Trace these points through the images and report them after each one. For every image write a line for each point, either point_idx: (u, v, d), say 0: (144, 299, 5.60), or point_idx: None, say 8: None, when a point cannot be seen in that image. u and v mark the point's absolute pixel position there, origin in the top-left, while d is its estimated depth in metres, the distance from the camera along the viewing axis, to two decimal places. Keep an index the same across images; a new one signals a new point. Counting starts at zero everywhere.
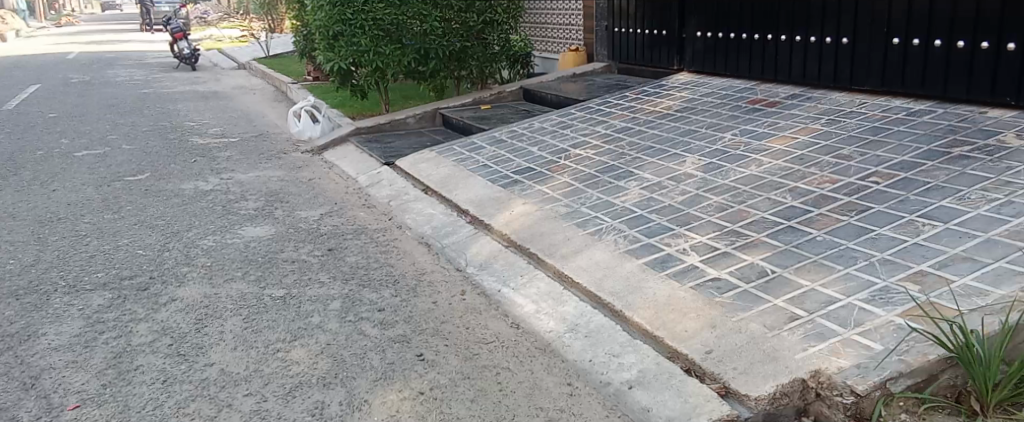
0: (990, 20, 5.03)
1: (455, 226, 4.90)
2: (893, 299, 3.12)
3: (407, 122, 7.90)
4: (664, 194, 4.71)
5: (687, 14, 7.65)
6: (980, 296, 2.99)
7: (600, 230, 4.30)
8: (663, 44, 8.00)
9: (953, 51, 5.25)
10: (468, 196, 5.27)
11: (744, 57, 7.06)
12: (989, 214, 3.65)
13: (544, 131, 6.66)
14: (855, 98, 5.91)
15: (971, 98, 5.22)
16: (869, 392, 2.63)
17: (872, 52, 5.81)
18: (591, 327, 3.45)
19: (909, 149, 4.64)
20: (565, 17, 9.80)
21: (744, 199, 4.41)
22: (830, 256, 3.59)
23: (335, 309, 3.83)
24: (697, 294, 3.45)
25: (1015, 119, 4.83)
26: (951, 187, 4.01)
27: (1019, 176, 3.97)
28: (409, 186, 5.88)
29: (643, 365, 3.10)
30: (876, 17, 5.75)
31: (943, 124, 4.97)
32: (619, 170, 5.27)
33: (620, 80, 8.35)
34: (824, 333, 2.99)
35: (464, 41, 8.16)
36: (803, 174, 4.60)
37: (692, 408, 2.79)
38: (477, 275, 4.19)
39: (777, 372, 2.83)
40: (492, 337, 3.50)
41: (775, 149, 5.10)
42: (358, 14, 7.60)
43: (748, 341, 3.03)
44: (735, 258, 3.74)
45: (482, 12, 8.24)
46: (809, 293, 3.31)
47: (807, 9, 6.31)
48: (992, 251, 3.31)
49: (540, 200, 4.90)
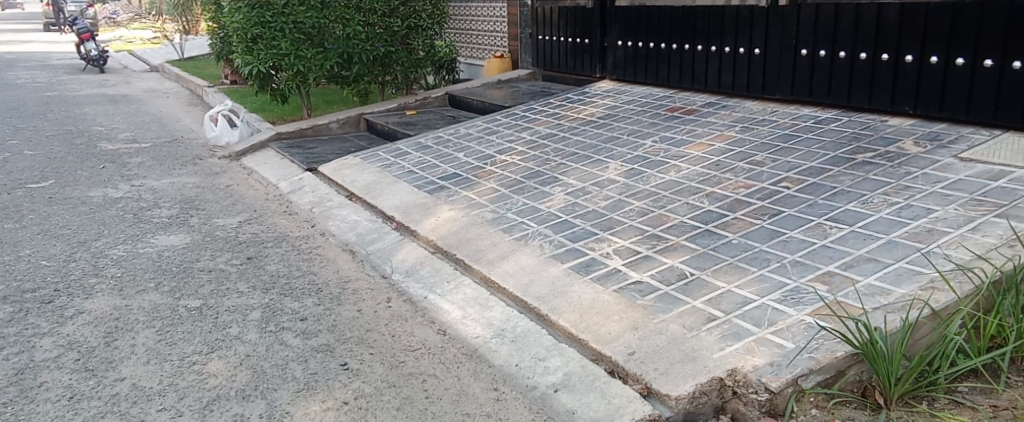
0: (888, 32, 5.27)
1: (380, 232, 4.86)
2: (803, 299, 3.25)
3: (330, 127, 7.78)
4: (588, 200, 4.78)
5: (609, 24, 7.79)
6: (882, 295, 3.15)
7: (525, 235, 4.33)
8: (585, 52, 8.13)
9: (857, 62, 5.51)
10: (393, 202, 5.23)
11: (663, 66, 7.24)
12: (890, 216, 3.84)
13: (469, 137, 6.67)
14: (768, 106, 6.14)
15: (873, 106, 5.47)
16: (781, 389, 2.73)
17: (782, 62, 6.05)
18: (517, 332, 3.47)
19: (818, 156, 4.84)
20: (489, 24, 9.85)
21: (665, 204, 4.52)
22: (745, 259, 3.71)
23: (255, 319, 3.74)
24: (620, 297, 3.51)
25: (914, 127, 5.08)
26: (856, 192, 4.21)
27: (918, 181, 4.19)
28: (332, 192, 5.79)
29: (568, 368, 3.14)
30: (785, 29, 5.99)
31: (848, 131, 5.20)
32: (544, 176, 5.32)
33: (545, 87, 8.44)
34: (739, 333, 3.09)
35: (388, 46, 8.10)
36: (720, 180, 4.75)
37: (616, 409, 2.85)
38: (403, 282, 4.16)
39: (696, 372, 2.90)
40: (418, 345, 3.48)
41: (693, 156, 5.24)
42: (278, 16, 7.50)
43: (668, 342, 3.11)
44: (655, 262, 3.83)
45: (406, 17, 8.18)
46: (726, 294, 3.42)
47: (721, 21, 6.52)
48: (894, 252, 3.49)
49: (466, 206, 4.90)
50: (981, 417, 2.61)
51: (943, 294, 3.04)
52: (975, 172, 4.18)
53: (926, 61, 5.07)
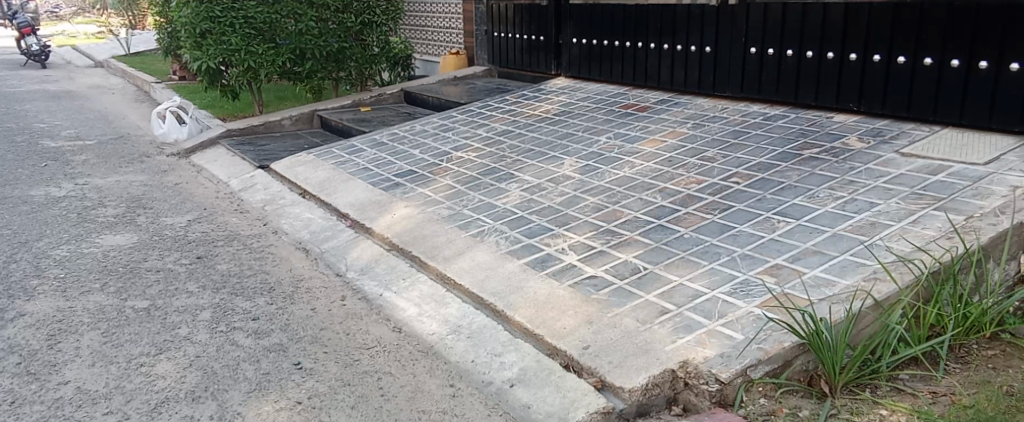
0: (833, 32, 5.39)
1: (335, 230, 4.82)
2: (752, 292, 3.32)
3: (282, 124, 7.68)
4: (543, 196, 4.81)
5: (563, 21, 7.82)
6: (827, 286, 3.23)
7: (481, 232, 4.34)
8: (541, 49, 8.16)
9: (803, 60, 5.63)
10: (348, 199, 5.18)
11: (617, 63, 7.30)
12: (835, 210, 3.94)
13: (425, 134, 6.64)
14: (718, 103, 6.24)
15: (819, 103, 5.60)
16: (731, 380, 2.79)
17: (732, 60, 6.16)
18: (473, 328, 3.47)
19: (766, 152, 4.94)
20: (444, 21, 9.82)
21: (619, 200, 4.57)
22: (696, 253, 3.77)
23: (205, 319, 3.67)
24: (575, 292, 3.54)
25: (859, 123, 5.21)
26: (802, 186, 4.31)
27: (861, 176, 4.31)
28: (285, 190, 5.71)
29: (524, 363, 3.16)
30: (735, 28, 6.09)
31: (795, 127, 5.32)
32: (499, 173, 5.33)
33: (501, 84, 8.45)
34: (691, 325, 3.14)
35: (342, 42, 8.00)
36: (672, 175, 4.81)
37: (571, 403, 2.87)
38: (358, 280, 4.13)
39: (649, 364, 2.94)
40: (373, 342, 3.46)
41: (646, 152, 5.30)
42: (227, 11, 7.37)
43: (622, 336, 3.14)
44: (610, 257, 3.87)
45: (360, 13, 8.10)
46: (677, 288, 3.47)
47: (672, 19, 6.60)
48: (838, 245, 3.58)
49: (422, 203, 4.89)
50: (921, 403, 2.70)
51: (885, 285, 3.13)
52: (916, 166, 4.30)
53: (870, 59, 5.20)
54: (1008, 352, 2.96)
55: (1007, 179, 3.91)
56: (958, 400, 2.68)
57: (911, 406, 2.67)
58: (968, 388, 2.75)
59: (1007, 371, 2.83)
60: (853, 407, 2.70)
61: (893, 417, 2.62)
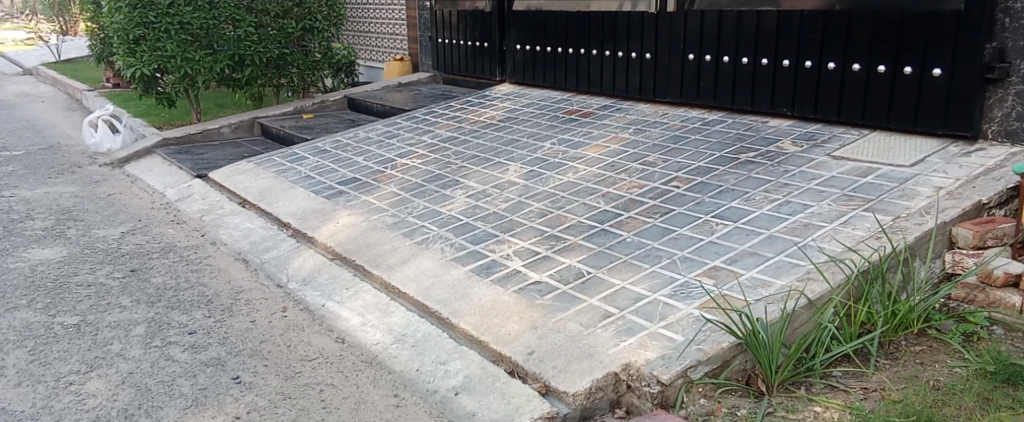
0: (766, 39, 5.52)
1: (275, 240, 4.73)
2: (692, 294, 3.38)
3: (221, 132, 7.53)
4: (488, 202, 4.81)
5: (507, 28, 7.86)
6: (763, 287, 3.31)
7: (426, 239, 4.32)
8: (484, 56, 8.17)
9: (739, 66, 5.75)
10: (289, 208, 5.10)
11: (560, 69, 7.36)
12: (770, 212, 4.04)
13: (369, 141, 6.58)
14: (659, 109, 6.34)
15: (755, 109, 5.74)
16: (672, 381, 2.82)
17: (671, 66, 6.27)
18: (418, 337, 3.45)
19: (705, 156, 5.04)
20: (388, 27, 9.78)
21: (563, 205, 4.60)
22: (638, 256, 3.82)
23: (139, 334, 3.57)
24: (519, 297, 3.56)
25: (793, 127, 5.35)
26: (740, 190, 4.40)
27: (795, 178, 4.42)
28: (224, 199, 5.60)
29: (469, 371, 3.15)
30: (673, 35, 6.20)
31: (733, 132, 5.44)
32: (444, 179, 5.32)
33: (446, 90, 8.43)
34: (633, 328, 3.18)
35: (283, 48, 7.88)
36: (615, 180, 4.87)
37: (515, 409, 2.87)
38: (300, 291, 4.06)
39: (592, 368, 2.97)
40: (315, 354, 3.41)
41: (589, 157, 5.36)
42: (162, 17, 7.20)
43: (567, 340, 3.16)
44: (554, 261, 3.90)
45: (301, 19, 7.96)
46: (620, 291, 3.51)
47: (614, 26, 6.69)
48: (773, 246, 3.67)
49: (365, 211, 4.84)
50: (853, 399, 2.78)
51: (817, 284, 3.23)
52: (847, 169, 4.44)
53: (801, 65, 5.35)
54: (934, 347, 3.06)
55: (932, 180, 4.06)
56: (887, 395, 2.77)
57: (844, 402, 2.75)
58: (898, 383, 2.84)
59: (934, 366, 2.93)
60: (789, 405, 2.76)
61: (826, 413, 2.70)
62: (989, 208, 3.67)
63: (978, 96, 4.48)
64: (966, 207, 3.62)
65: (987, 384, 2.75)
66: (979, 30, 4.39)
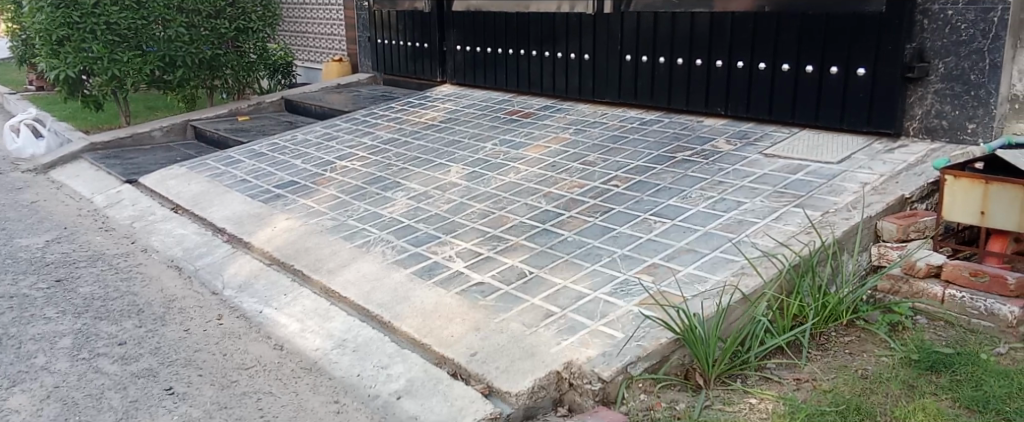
0: (700, 40, 5.63)
1: (210, 246, 4.62)
2: (631, 291, 3.43)
3: (152, 136, 7.32)
4: (430, 203, 4.79)
5: (446, 28, 7.84)
6: (700, 282, 3.38)
7: (366, 242, 4.28)
8: (424, 57, 8.13)
9: (674, 67, 5.85)
10: (224, 213, 4.99)
11: (501, 70, 7.38)
12: (706, 209, 4.12)
13: (307, 144, 6.48)
14: (598, 109, 6.41)
15: (690, 109, 5.84)
16: (613, 378, 2.85)
17: (610, 67, 6.35)
18: (359, 341, 3.40)
19: (644, 155, 5.11)
20: (327, 27, 9.79)
21: (504, 206, 4.61)
22: (579, 255, 3.86)
23: (65, 346, 3.45)
24: (462, 298, 3.55)
25: (727, 126, 5.47)
26: (676, 188, 4.48)
27: (729, 176, 4.52)
28: (155, 205, 5.43)
29: (411, 374, 3.12)
30: (611, 36, 6.29)
31: (670, 132, 5.53)
32: (385, 181, 5.27)
33: (386, 91, 8.36)
34: (574, 326, 3.21)
35: (216, 48, 7.67)
36: (556, 180, 4.90)
37: (458, 411, 2.85)
38: (236, 297, 3.97)
39: (534, 367, 2.98)
40: (252, 362, 3.34)
41: (530, 158, 5.38)
42: (87, 17, 6.97)
43: (509, 340, 3.17)
44: (496, 262, 3.90)
45: (234, 19, 7.78)
46: (561, 290, 3.54)
47: (553, 28, 6.75)
48: (709, 242, 3.75)
49: (304, 215, 4.77)
50: (786, 390, 2.85)
51: (751, 279, 3.32)
52: (779, 166, 4.56)
53: (733, 65, 5.47)
54: (862, 337, 3.17)
55: (858, 176, 4.19)
56: (818, 385, 2.85)
57: (778, 393, 2.82)
58: (828, 373, 2.93)
59: (862, 355, 3.04)
60: (725, 398, 2.83)
61: (761, 404, 2.77)
62: (911, 202, 3.83)
63: (900, 95, 4.64)
64: (890, 201, 3.76)
65: (911, 371, 2.86)
66: (900, 32, 4.56)
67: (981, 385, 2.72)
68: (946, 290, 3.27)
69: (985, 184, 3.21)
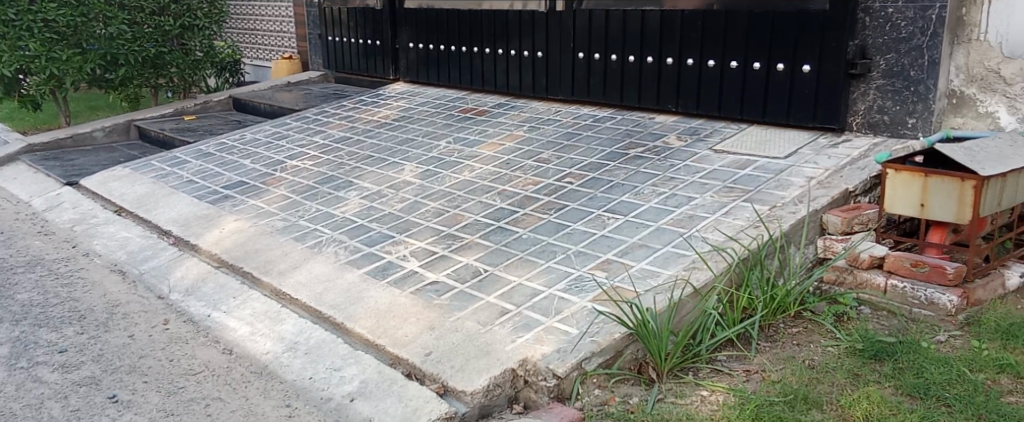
0: (651, 37, 5.69)
1: (155, 249, 4.50)
2: (586, 287, 3.45)
3: (94, 136, 7.12)
4: (383, 202, 4.74)
5: (398, 25, 7.77)
6: (653, 277, 3.42)
7: (318, 243, 4.22)
8: (376, 54, 8.05)
9: (626, 64, 5.90)
10: (170, 215, 4.87)
11: (454, 68, 7.34)
12: (658, 205, 4.17)
13: (256, 143, 6.36)
14: (552, 106, 6.42)
15: (642, 105, 5.90)
16: (568, 374, 2.86)
17: (563, 64, 6.37)
18: (311, 344, 3.35)
19: (597, 152, 5.14)
20: (275, 24, 9.65)
21: (459, 204, 4.59)
22: (534, 252, 3.86)
23: (2, 356, 3.35)
24: (416, 298, 3.53)
25: (678, 123, 5.53)
26: (629, 184, 4.52)
27: (680, 172, 4.57)
28: (97, 207, 5.28)
29: (365, 376, 3.08)
30: (563, 33, 6.31)
31: (622, 128, 5.57)
32: (337, 181, 5.21)
33: (338, 89, 8.26)
34: (529, 324, 3.21)
35: (160, 46, 7.49)
36: (510, 178, 4.90)
37: (413, 411, 2.82)
38: (183, 301, 3.88)
39: (489, 365, 2.97)
40: (200, 367, 3.26)
41: (484, 155, 5.37)
42: (23, 14, 6.75)
43: (464, 339, 3.16)
44: (451, 260, 3.89)
45: (178, 16, 7.59)
46: (516, 287, 3.54)
47: (506, 25, 6.75)
48: (661, 237, 3.79)
49: (253, 216, 4.69)
50: (736, 381, 2.90)
51: (702, 273, 3.36)
52: (728, 162, 4.63)
53: (684, 63, 5.53)
54: (809, 328, 3.24)
55: (804, 171, 4.28)
56: (767, 376, 2.90)
57: (728, 385, 2.86)
58: (777, 364, 2.98)
59: (809, 346, 3.10)
60: (677, 391, 2.86)
61: (712, 396, 2.80)
62: (855, 196, 3.92)
63: (844, 91, 4.75)
64: (835, 195, 3.84)
65: (856, 361, 2.93)
66: (843, 30, 4.66)
67: (922, 372, 2.80)
68: (888, 281, 3.36)
69: (925, 177, 3.30)
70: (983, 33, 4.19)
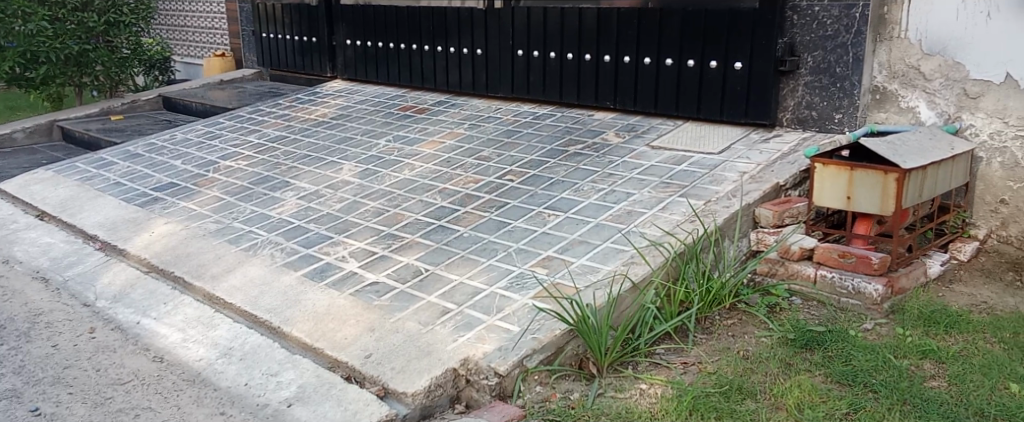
0: (588, 35, 5.74)
1: (80, 254, 4.34)
2: (527, 284, 3.46)
3: (14, 138, 6.83)
4: (321, 203, 4.67)
5: (335, 22, 7.66)
6: (592, 273, 3.45)
7: (253, 245, 4.13)
8: (313, 51, 7.92)
9: (565, 61, 5.94)
10: (96, 219, 4.70)
11: (393, 65, 7.27)
12: (598, 201, 4.20)
13: (188, 143, 6.19)
14: (491, 104, 6.42)
15: (581, 102, 5.94)
16: (509, 372, 2.86)
17: (502, 61, 6.38)
18: (246, 349, 3.28)
19: (536, 149, 5.16)
20: (207, 21, 9.42)
21: (399, 203, 4.54)
22: (475, 251, 3.85)
23: None
24: (356, 300, 3.48)
25: (616, 120, 5.59)
26: (569, 181, 4.54)
27: (619, 168, 4.62)
28: (17, 212, 5.06)
29: (303, 380, 3.02)
30: (502, 30, 6.31)
31: (561, 125, 5.60)
32: (272, 181, 5.10)
33: (273, 87, 8.09)
34: (471, 322, 3.20)
35: (83, 44, 7.17)
36: (450, 176, 4.87)
37: (353, 414, 2.78)
38: (111, 308, 3.74)
39: (431, 366, 2.94)
40: (129, 376, 3.15)
41: (424, 154, 5.33)
42: None
43: (405, 340, 3.13)
44: (391, 260, 3.85)
45: (103, 12, 7.25)
46: (457, 286, 3.53)
47: (444, 23, 6.72)
48: (600, 233, 3.83)
49: (185, 218, 4.56)
50: (674, 374, 2.94)
51: (641, 267, 3.41)
52: (664, 158, 4.70)
53: (621, 60, 5.59)
54: (744, 319, 3.31)
55: (737, 166, 4.37)
56: (703, 368, 2.95)
57: (666, 378, 2.90)
58: (712, 356, 3.04)
59: (744, 337, 3.17)
60: (617, 385, 2.89)
61: (650, 389, 2.84)
62: (785, 189, 4.03)
63: (774, 87, 4.87)
64: (767, 189, 3.94)
65: (789, 350, 3.01)
66: (772, 28, 4.77)
67: (850, 360, 2.89)
68: (817, 271, 3.46)
69: (851, 170, 3.41)
70: (903, 30, 4.26)
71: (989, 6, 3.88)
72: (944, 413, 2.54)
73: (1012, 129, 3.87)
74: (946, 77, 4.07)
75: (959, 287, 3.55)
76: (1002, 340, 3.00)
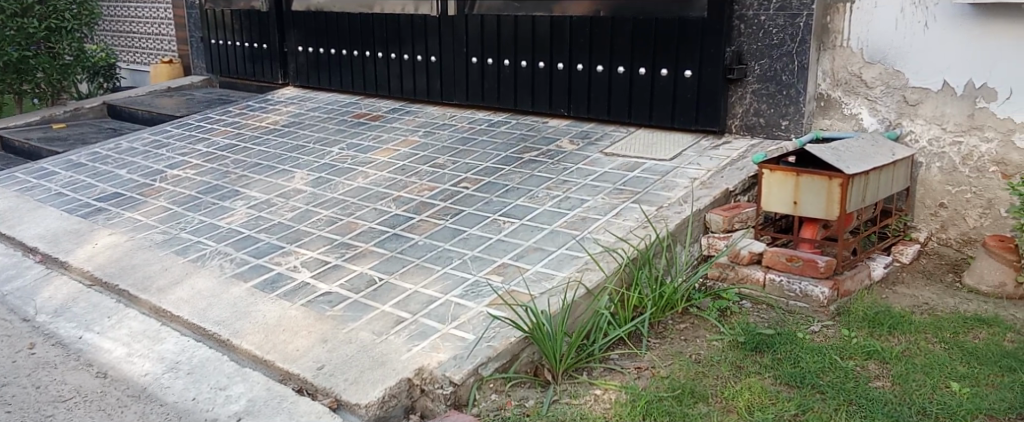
0: (541, 43, 5.77)
1: (20, 267, 4.20)
2: (481, 292, 3.45)
3: None
4: (272, 212, 4.60)
5: (286, 29, 7.56)
6: (547, 280, 3.46)
7: (202, 256, 4.05)
8: (264, 58, 7.80)
9: (519, 68, 5.96)
10: (37, 231, 4.55)
11: (346, 72, 7.20)
12: (552, 208, 4.22)
13: (134, 151, 6.05)
14: (446, 111, 6.41)
15: (535, 109, 5.96)
16: (464, 380, 2.85)
17: (456, 69, 6.37)
18: (194, 363, 3.21)
19: (491, 156, 5.16)
20: (152, 27, 9.23)
21: (352, 212, 4.50)
22: (430, 259, 3.84)
23: None
24: (309, 311, 3.44)
25: (569, 127, 5.62)
26: (524, 188, 4.56)
27: (573, 175, 4.65)
28: None
29: (253, 394, 2.97)
30: (455, 38, 6.31)
31: (516, 133, 5.61)
32: (222, 190, 5.01)
33: (223, 95, 7.96)
34: (426, 331, 3.18)
35: (23, 50, 7.00)
36: (405, 184, 4.84)
37: None
38: (52, 323, 3.62)
39: (384, 376, 2.91)
40: (71, 393, 3.06)
41: (378, 162, 5.28)
42: None
43: (358, 351, 3.09)
44: (345, 269, 3.81)
45: (43, 18, 7.04)
46: (412, 295, 3.50)
47: (398, 30, 6.69)
48: (555, 240, 3.84)
49: (130, 229, 4.45)
50: (628, 379, 2.96)
51: (594, 274, 3.43)
52: (618, 164, 4.74)
53: (573, 68, 5.63)
54: (695, 323, 3.36)
55: (688, 172, 4.43)
56: (656, 373, 2.98)
57: (620, 383, 2.92)
58: (665, 360, 3.07)
59: (695, 341, 3.21)
60: (572, 391, 2.90)
61: (604, 395, 2.86)
62: (734, 195, 4.10)
63: (723, 95, 4.95)
64: (717, 195, 4.01)
65: (739, 353, 3.05)
66: (720, 36, 4.86)
67: (798, 361, 2.95)
68: (766, 275, 3.53)
69: (798, 176, 3.49)
70: (845, 40, 4.36)
71: (926, 16, 4.01)
72: (888, 412, 2.60)
73: (950, 135, 4.00)
74: (887, 85, 4.19)
75: (901, 289, 3.65)
76: (942, 340, 3.10)
